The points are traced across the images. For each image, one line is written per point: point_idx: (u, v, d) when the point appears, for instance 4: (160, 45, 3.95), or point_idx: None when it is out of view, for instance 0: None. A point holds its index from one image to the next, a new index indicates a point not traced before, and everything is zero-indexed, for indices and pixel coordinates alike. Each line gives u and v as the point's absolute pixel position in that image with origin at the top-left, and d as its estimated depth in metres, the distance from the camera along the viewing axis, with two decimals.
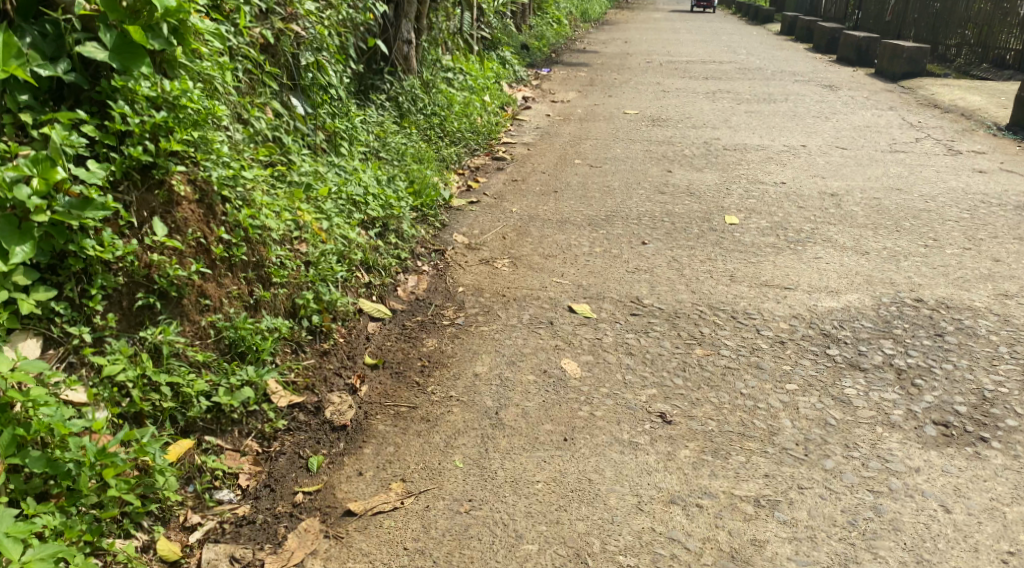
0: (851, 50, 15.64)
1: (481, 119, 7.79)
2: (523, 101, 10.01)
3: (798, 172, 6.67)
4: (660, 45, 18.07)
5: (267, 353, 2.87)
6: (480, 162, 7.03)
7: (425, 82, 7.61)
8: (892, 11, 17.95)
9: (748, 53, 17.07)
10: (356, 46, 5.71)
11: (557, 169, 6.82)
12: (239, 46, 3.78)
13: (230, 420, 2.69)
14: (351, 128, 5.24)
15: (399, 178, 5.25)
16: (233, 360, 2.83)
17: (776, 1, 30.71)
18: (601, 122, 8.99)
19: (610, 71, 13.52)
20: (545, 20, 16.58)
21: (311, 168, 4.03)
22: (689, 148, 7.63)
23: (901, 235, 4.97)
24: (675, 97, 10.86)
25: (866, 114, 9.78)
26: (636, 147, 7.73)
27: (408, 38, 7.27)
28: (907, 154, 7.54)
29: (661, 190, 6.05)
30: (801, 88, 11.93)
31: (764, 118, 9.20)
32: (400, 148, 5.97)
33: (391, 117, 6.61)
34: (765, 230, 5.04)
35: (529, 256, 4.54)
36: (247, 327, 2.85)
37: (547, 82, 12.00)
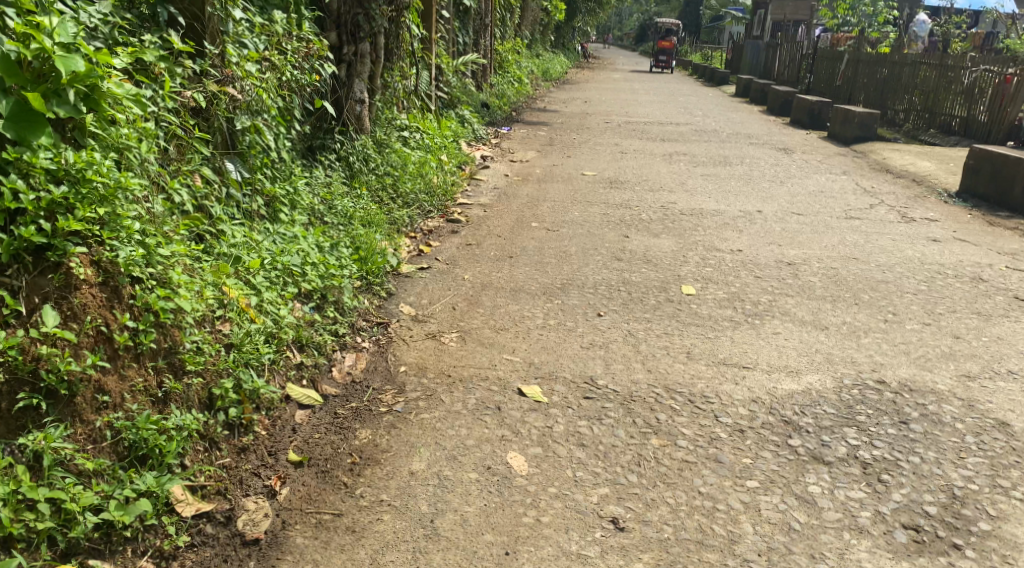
0: (804, 112, 15.86)
1: (438, 179, 7.58)
2: (480, 160, 9.87)
3: (755, 238, 6.57)
4: (618, 104, 18.20)
5: (171, 456, 2.65)
6: (434, 224, 6.78)
7: (377, 141, 7.43)
8: (843, 75, 18.32)
9: (705, 113, 17.23)
10: (302, 106, 5.54)
11: (512, 232, 6.63)
12: (162, 111, 3.61)
13: (122, 538, 2.47)
14: (293, 192, 5.04)
15: (347, 244, 4.99)
16: (132, 465, 2.61)
17: (732, 62, 31.31)
18: (558, 183, 8.85)
19: (568, 130, 13.50)
20: (505, 77, 16.60)
21: (243, 240, 3.80)
22: (646, 212, 7.50)
23: (860, 309, 4.84)
24: (632, 158, 10.81)
25: (820, 178, 9.79)
26: (593, 209, 7.59)
27: (361, 97, 7.07)
28: (863, 220, 7.49)
29: (617, 257, 5.88)
30: (757, 150, 11.98)
31: (721, 182, 9.16)
32: (351, 210, 5.72)
33: (339, 177, 6.41)
34: (724, 302, 4.88)
35: (478, 329, 4.29)
36: (148, 428, 2.63)
37: (505, 141, 11.91)
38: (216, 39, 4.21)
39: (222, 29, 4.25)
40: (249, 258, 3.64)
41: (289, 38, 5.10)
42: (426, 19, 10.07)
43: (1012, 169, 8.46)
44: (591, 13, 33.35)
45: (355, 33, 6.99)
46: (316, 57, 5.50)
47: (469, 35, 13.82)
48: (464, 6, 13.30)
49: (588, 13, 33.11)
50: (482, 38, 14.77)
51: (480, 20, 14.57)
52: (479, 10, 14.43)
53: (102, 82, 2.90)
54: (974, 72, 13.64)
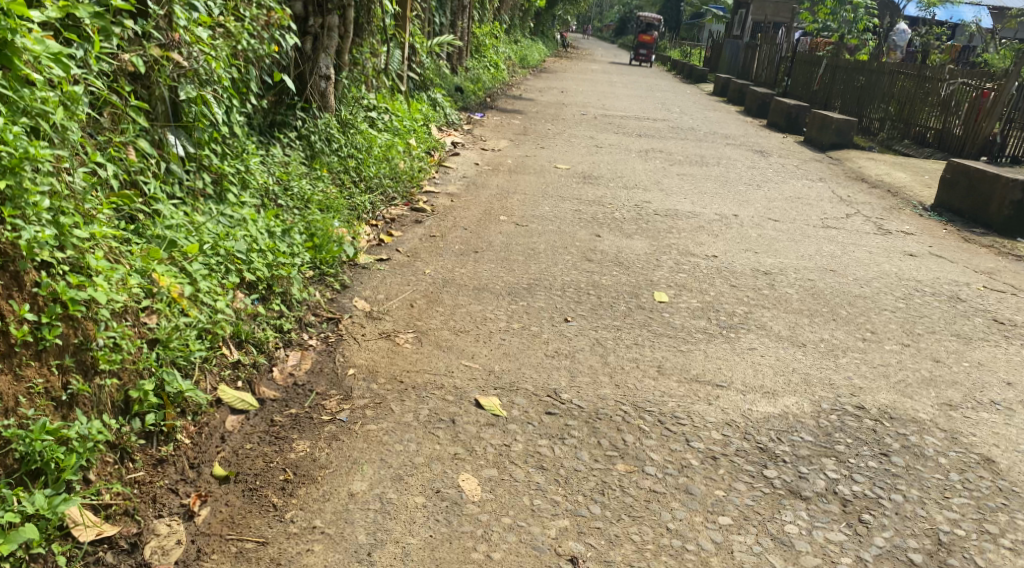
0: (781, 115, 15.72)
1: (404, 164, 7.27)
2: (451, 146, 9.56)
3: (730, 244, 6.35)
4: (595, 97, 17.94)
5: (70, 472, 2.40)
6: (397, 212, 6.47)
7: (342, 122, 7.10)
8: (820, 80, 18.22)
9: (682, 111, 17.04)
10: (260, 80, 5.25)
11: (479, 225, 6.34)
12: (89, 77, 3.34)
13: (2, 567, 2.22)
14: (245, 171, 4.78)
15: (300, 229, 4.73)
16: (23, 483, 2.35)
17: (710, 61, 31.19)
18: (529, 175, 8.58)
19: (544, 121, 13.23)
20: (481, 63, 16.26)
21: (178, 221, 3.57)
22: (619, 211, 7.26)
23: (838, 325, 4.63)
24: (607, 153, 10.57)
25: (796, 183, 9.61)
26: (564, 205, 7.32)
27: (325, 73, 6.74)
28: (840, 230, 7.31)
29: (588, 257, 5.63)
30: (734, 152, 11.79)
31: (696, 182, 8.96)
32: (308, 192, 5.43)
33: (298, 157, 6.11)
34: (697, 312, 4.64)
35: (436, 331, 4.02)
36: (43, 439, 2.37)
37: (478, 127, 11.62)
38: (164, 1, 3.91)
39: None
40: (187, 243, 3.45)
41: (246, 5, 4.85)
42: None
43: (989, 185, 8.31)
44: (572, 3, 33.04)
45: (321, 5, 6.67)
46: (278, 28, 5.25)
47: (446, 17, 13.49)
48: None
49: (570, 3, 32.79)
50: (460, 21, 14.42)
51: (459, 2, 14.24)
52: None
53: (15, 36, 2.70)
54: (951, 85, 13.56)
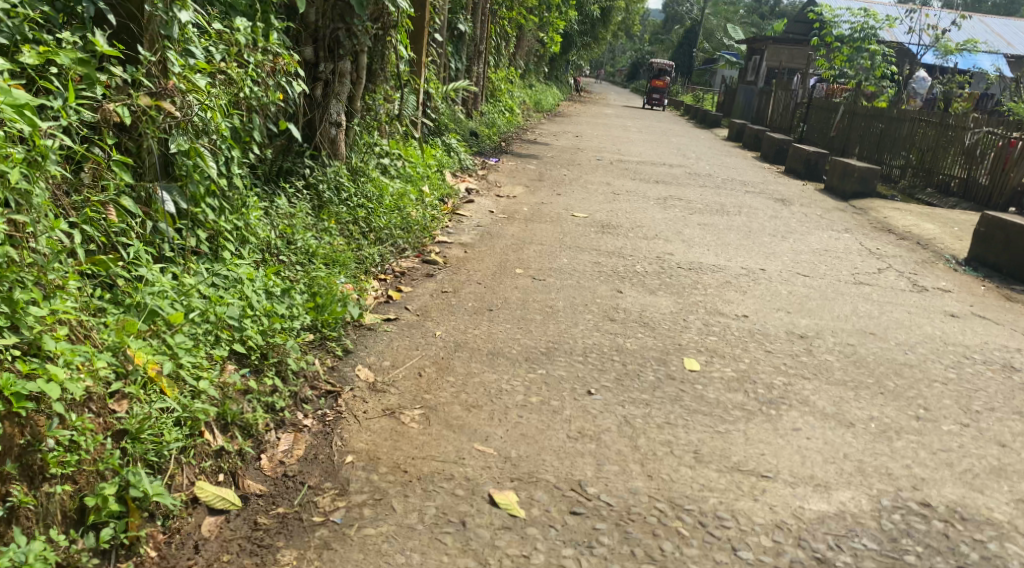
0: (800, 162, 15.36)
1: (417, 213, 6.91)
2: (464, 193, 9.25)
3: (760, 302, 5.97)
4: (611, 141, 17.69)
5: None
6: (407, 264, 6.04)
7: (352, 170, 6.76)
8: (838, 126, 17.93)
9: (698, 157, 16.76)
10: (265, 127, 4.89)
11: (493, 279, 5.94)
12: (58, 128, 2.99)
13: None
14: (246, 225, 4.45)
15: (301, 290, 4.38)
16: None
17: (724, 105, 31.01)
18: (546, 224, 8.22)
19: (559, 166, 12.94)
20: (496, 107, 16.06)
21: (163, 288, 3.21)
22: (641, 264, 6.88)
23: (888, 401, 4.20)
24: (625, 200, 10.23)
25: (823, 234, 9.24)
26: (582, 256, 6.96)
27: (336, 119, 6.42)
28: (874, 287, 6.91)
29: (610, 316, 5.23)
30: (755, 200, 11.45)
31: (719, 233, 8.59)
32: (314, 246, 5.09)
33: (305, 207, 5.75)
34: (733, 383, 4.24)
35: (446, 406, 3.61)
36: None
37: (492, 173, 11.32)
38: (156, 45, 3.57)
39: (164, 34, 3.61)
40: (172, 310, 3.13)
41: (250, 50, 4.54)
42: (415, 41, 9.48)
43: None
44: (586, 47, 33.02)
45: (336, 48, 6.33)
46: (286, 73, 4.95)
47: (462, 61, 13.28)
48: (458, 30, 12.77)
49: (584, 47, 32.76)
50: (474, 65, 14.20)
51: (474, 47, 14.03)
52: (474, 36, 13.89)
53: None
54: (976, 134, 13.20)
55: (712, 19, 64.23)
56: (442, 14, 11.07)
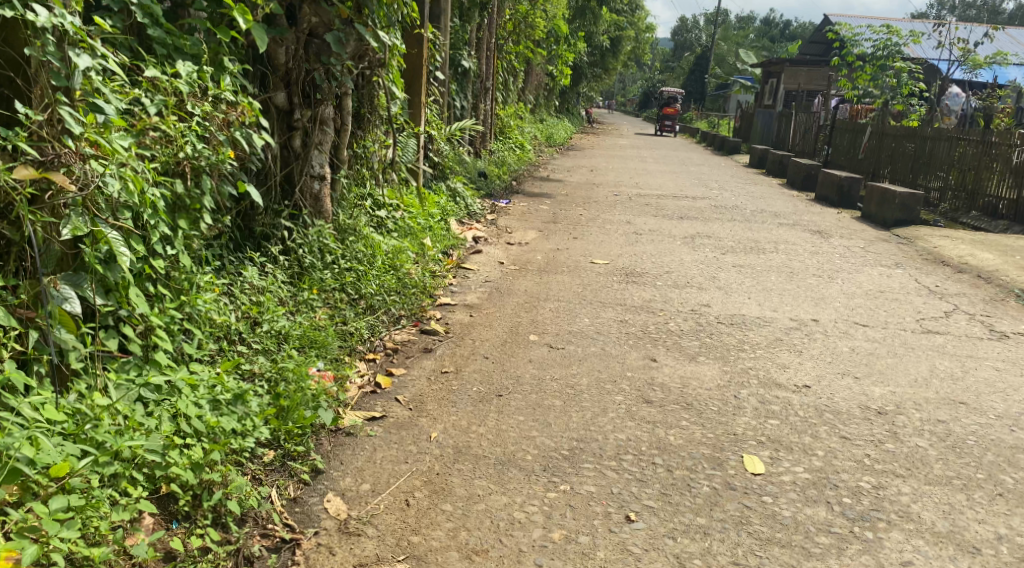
0: (831, 188, 14.43)
1: (414, 274, 6.09)
2: (472, 242, 8.42)
3: (820, 366, 5.06)
4: (628, 174, 16.88)
5: None
6: (403, 337, 5.15)
7: (340, 228, 6.00)
8: (865, 148, 17.01)
9: (721, 187, 15.89)
10: (223, 189, 4.06)
11: (504, 350, 5.07)
12: None
13: None
14: (196, 310, 3.65)
15: (262, 391, 3.56)
16: None
17: (741, 130, 30.20)
18: (564, 275, 7.35)
19: (575, 204, 12.12)
20: (506, 145, 15.32)
21: (33, 437, 2.46)
22: (674, 320, 6.00)
23: (1012, 508, 3.28)
24: (648, 241, 9.37)
25: (873, 272, 8.32)
26: (607, 314, 6.08)
27: (319, 172, 5.63)
28: (946, 336, 5.99)
29: (644, 396, 4.32)
30: (790, 234, 10.54)
31: (756, 276, 7.70)
32: (289, 326, 4.28)
33: (280, 278, 4.94)
34: (809, 492, 3.34)
35: (439, 556, 2.79)
36: None
37: (502, 216, 10.52)
38: (45, 101, 2.82)
39: (55, 85, 2.85)
40: (55, 458, 2.44)
41: (195, 100, 3.77)
42: (413, 81, 8.72)
43: None
44: (595, 79, 32.42)
45: (314, 91, 5.53)
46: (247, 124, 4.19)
47: (467, 99, 12.57)
48: (462, 67, 12.08)
49: (594, 78, 32.14)
50: (481, 102, 13.46)
51: (480, 84, 13.31)
52: (479, 73, 13.18)
53: None
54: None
55: (722, 44, 63.66)
56: (443, 52, 10.35)
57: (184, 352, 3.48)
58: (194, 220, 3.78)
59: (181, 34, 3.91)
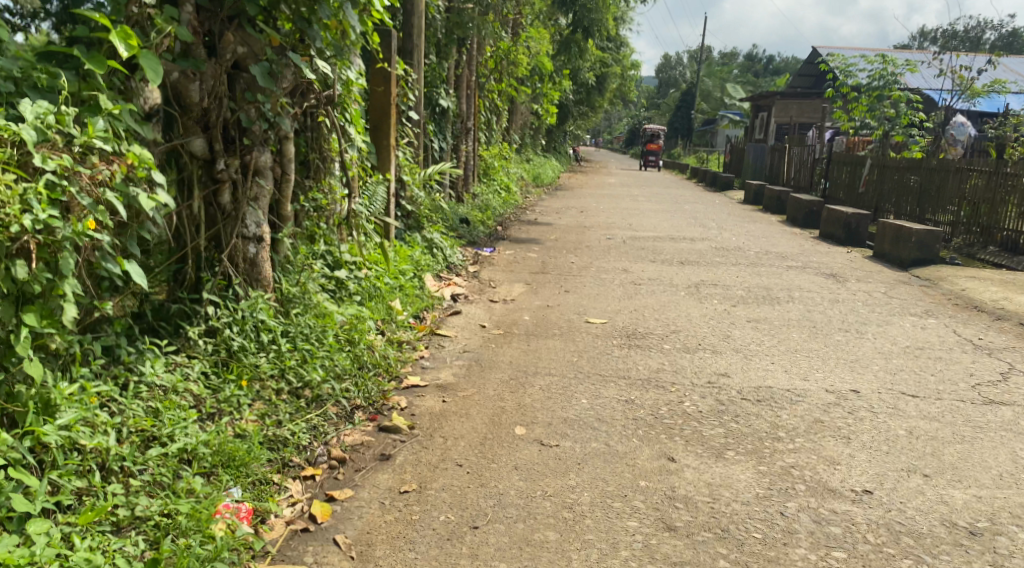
0: (837, 226, 13.54)
1: (375, 353, 5.09)
2: (449, 300, 7.42)
3: (877, 458, 4.05)
4: (620, 215, 15.96)
5: None
6: (354, 439, 4.15)
7: (284, 297, 5.02)
8: (865, 181, 16.19)
9: (719, 226, 14.98)
10: (104, 264, 3.23)
11: (479, 448, 4.07)
12: None
13: None
14: (51, 443, 2.89)
15: (135, 550, 2.80)
16: None
17: (732, 165, 29.51)
18: (555, 339, 6.28)
19: (565, 250, 11.16)
20: (490, 188, 14.41)
21: None
22: (689, 398, 4.96)
23: None
24: (648, 292, 8.39)
25: (905, 323, 7.34)
26: (608, 390, 5.07)
27: (254, 233, 4.73)
28: (1014, 408, 4.99)
29: (666, 521, 3.34)
30: (802, 279, 9.59)
31: (775, 334, 6.72)
32: (196, 440, 3.42)
33: (200, 369, 4.13)
34: None
35: None
36: None
37: (486, 267, 9.56)
38: None
39: None
40: None
41: (50, 152, 3.00)
42: (380, 122, 7.78)
43: None
44: (582, 116, 31.71)
45: (241, 135, 4.57)
46: (135, 178, 3.38)
47: (447, 141, 11.69)
48: (441, 107, 11.19)
49: (581, 116, 31.49)
50: (462, 144, 12.56)
51: (462, 124, 12.43)
52: (460, 113, 12.31)
53: None
54: None
55: (707, 79, 63.34)
56: (418, 90, 9.45)
57: (32, 499, 2.76)
58: (55, 309, 3.04)
59: (39, 69, 3.16)
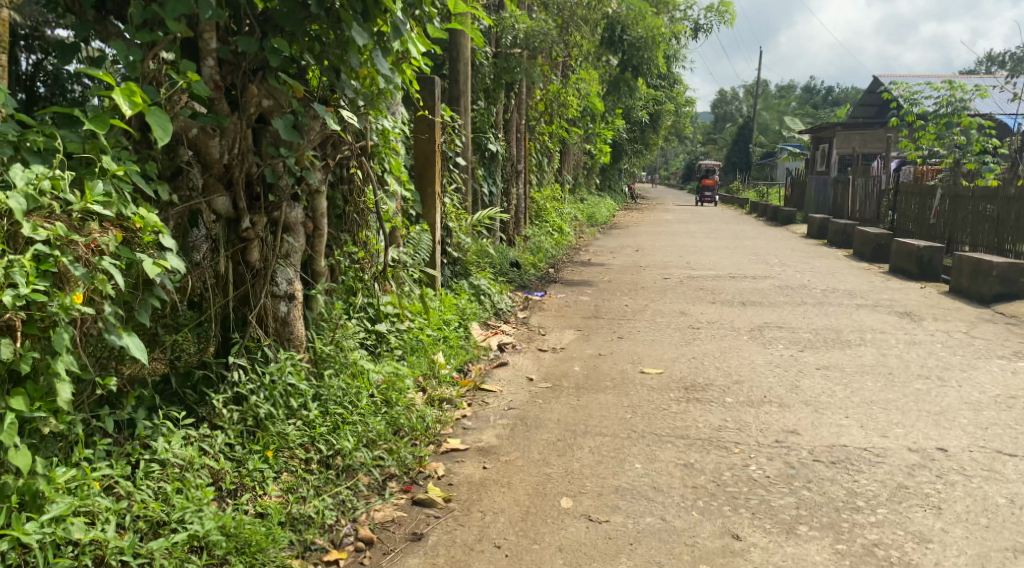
0: (909, 260, 12.88)
1: (412, 414, 4.75)
2: (496, 351, 7.09)
3: (975, 535, 3.57)
4: (678, 253, 15.51)
5: None
6: (384, 515, 3.86)
7: (318, 356, 4.71)
8: (937, 212, 15.47)
9: (781, 263, 14.42)
10: (108, 334, 2.96)
11: (520, 524, 3.72)
12: None
13: None
14: (32, 543, 2.63)
15: None
16: None
17: (793, 198, 28.80)
18: (607, 394, 5.86)
19: (620, 293, 10.78)
20: (542, 230, 14.13)
21: None
22: (756, 460, 4.53)
23: None
24: (708, 337, 7.95)
25: (993, 367, 6.77)
26: (665, 451, 4.67)
27: (284, 291, 4.44)
28: None
29: None
30: (874, 319, 9.03)
31: (848, 382, 6.21)
32: (207, 524, 3.12)
33: (223, 439, 3.81)
34: None
35: None
36: None
37: (536, 313, 9.23)
38: None
39: None
40: None
41: (42, 219, 2.78)
42: (425, 170, 7.57)
43: None
44: (637, 154, 31.41)
45: (267, 190, 4.29)
46: (142, 243, 3.13)
47: (496, 185, 11.46)
48: (489, 151, 10.99)
49: (635, 154, 31.19)
50: (512, 186, 12.32)
51: (511, 167, 12.21)
52: (509, 156, 12.10)
53: None
54: None
55: (764, 113, 62.57)
56: (464, 135, 9.25)
57: None
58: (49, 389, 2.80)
59: (35, 129, 2.94)
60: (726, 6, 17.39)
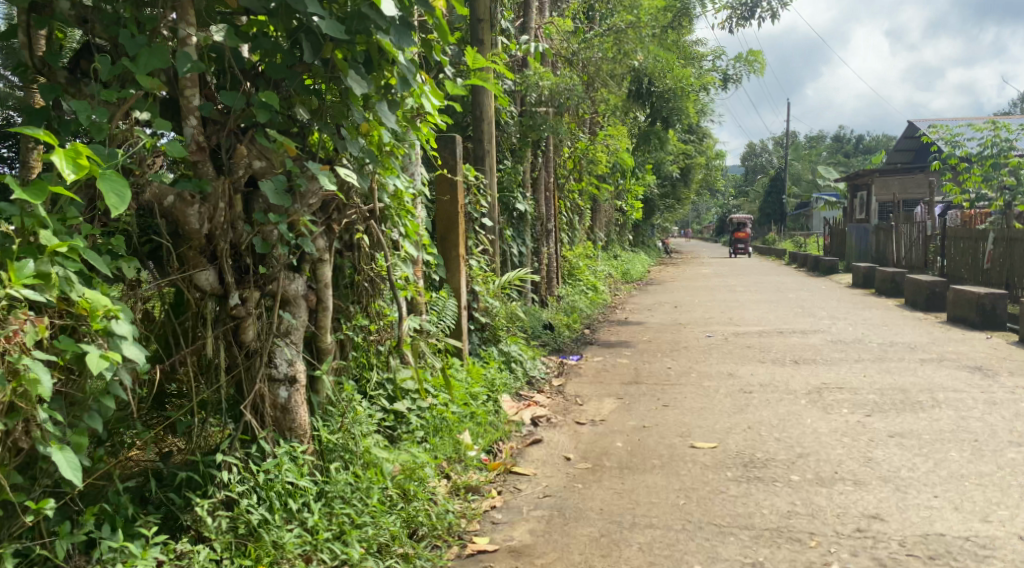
0: (970, 309, 12.10)
1: (432, 511, 4.15)
2: (530, 426, 6.47)
3: None
4: (718, 309, 14.83)
5: None
6: None
7: (323, 448, 4.12)
8: (991, 256, 14.65)
9: (829, 316, 13.69)
10: (39, 448, 2.55)
11: None
12: None
13: None
14: None
15: None
16: None
17: (833, 247, 28.02)
18: (655, 475, 5.19)
19: (661, 354, 10.14)
20: (576, 289, 13.59)
21: None
22: (841, 556, 3.86)
23: None
24: (761, 401, 7.27)
25: None
26: (729, 545, 4.02)
27: (283, 375, 3.86)
28: None
29: None
30: (941, 375, 8.29)
31: (928, 453, 5.49)
32: None
33: (207, 555, 3.22)
34: None
35: None
36: None
37: (572, 379, 8.61)
38: None
39: None
40: None
41: None
42: (448, 232, 7.05)
43: None
44: (668, 208, 30.94)
45: (258, 261, 3.73)
46: (91, 331, 2.68)
47: (526, 245, 10.96)
48: (517, 210, 10.52)
49: (667, 208, 30.70)
50: (543, 246, 11.81)
51: (541, 226, 11.73)
52: (539, 214, 11.63)
53: None
54: None
55: (796, 163, 62.02)
56: (490, 195, 8.78)
57: None
58: None
59: None
60: (756, 55, 16.95)
